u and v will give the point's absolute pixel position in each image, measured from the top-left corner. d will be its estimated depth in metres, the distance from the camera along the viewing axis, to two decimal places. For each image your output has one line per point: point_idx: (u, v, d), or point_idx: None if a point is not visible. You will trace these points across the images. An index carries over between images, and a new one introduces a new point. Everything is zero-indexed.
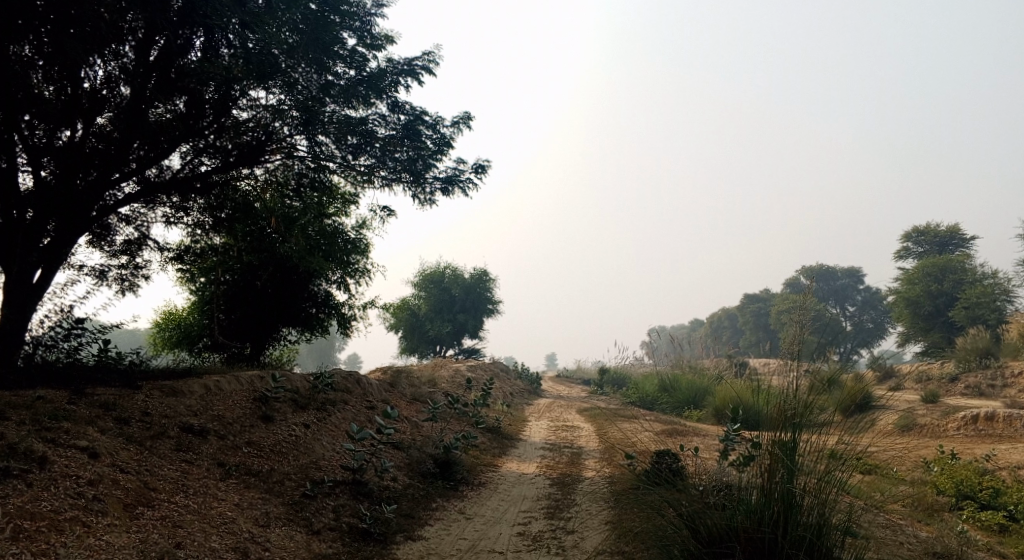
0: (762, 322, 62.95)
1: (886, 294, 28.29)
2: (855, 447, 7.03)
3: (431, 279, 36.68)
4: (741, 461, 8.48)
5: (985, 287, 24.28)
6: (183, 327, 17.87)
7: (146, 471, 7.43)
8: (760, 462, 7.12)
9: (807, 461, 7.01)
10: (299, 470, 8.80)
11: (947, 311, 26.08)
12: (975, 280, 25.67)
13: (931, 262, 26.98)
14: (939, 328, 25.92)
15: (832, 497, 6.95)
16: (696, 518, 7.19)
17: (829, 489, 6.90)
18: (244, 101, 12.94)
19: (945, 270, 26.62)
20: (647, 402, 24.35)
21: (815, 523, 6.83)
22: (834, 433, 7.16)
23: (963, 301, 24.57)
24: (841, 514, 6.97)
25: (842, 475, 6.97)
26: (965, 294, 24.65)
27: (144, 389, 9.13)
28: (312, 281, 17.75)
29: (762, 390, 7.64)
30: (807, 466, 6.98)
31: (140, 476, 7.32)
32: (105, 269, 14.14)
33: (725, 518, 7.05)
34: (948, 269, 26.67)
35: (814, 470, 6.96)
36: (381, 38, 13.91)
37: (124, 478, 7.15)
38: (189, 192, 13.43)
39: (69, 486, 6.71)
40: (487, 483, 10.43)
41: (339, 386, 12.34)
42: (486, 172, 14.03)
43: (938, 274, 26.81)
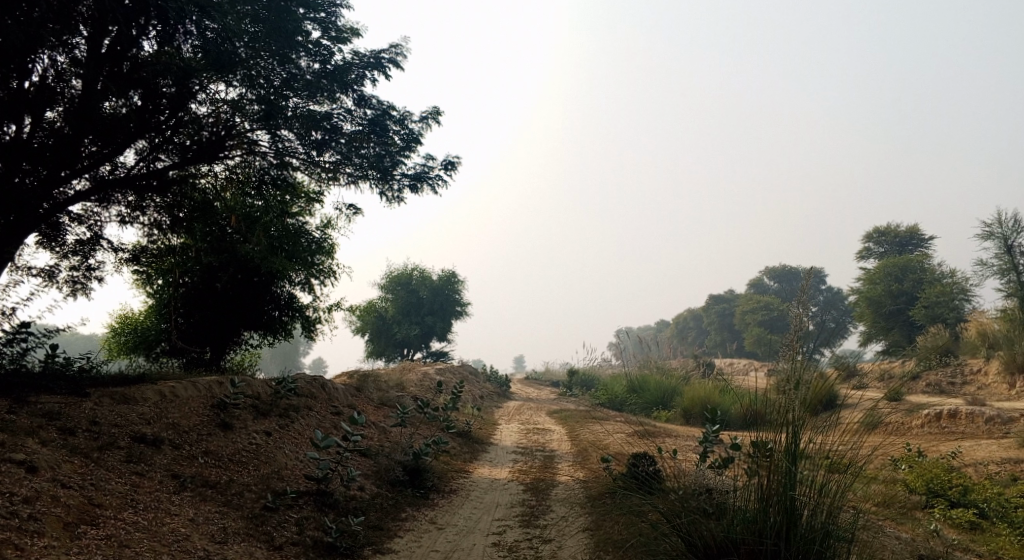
0: (728, 323, 63.42)
1: (848, 294, 28.51)
2: (848, 452, 6.86)
3: (398, 281, 36.22)
4: (723, 464, 8.26)
5: (945, 286, 24.56)
6: (140, 332, 17.16)
7: (91, 485, 6.93)
8: (756, 472, 6.90)
9: (808, 470, 6.77)
10: (260, 480, 8.35)
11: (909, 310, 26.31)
12: (935, 279, 25.98)
13: (892, 262, 27.28)
14: (900, 328, 26.16)
15: (833, 507, 6.74)
16: (688, 527, 7.00)
17: (830, 498, 6.70)
18: (203, 94, 12.39)
19: (905, 270, 26.93)
20: (617, 403, 24.18)
21: (818, 535, 6.62)
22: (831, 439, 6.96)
23: (923, 301, 24.83)
24: (846, 525, 6.75)
25: (839, 482, 6.75)
26: (925, 293, 24.90)
27: (93, 397, 8.59)
28: (275, 283, 17.18)
29: (755, 395, 7.38)
30: (809, 475, 6.75)
31: (84, 490, 6.81)
32: (55, 270, 13.50)
33: (722, 529, 6.83)
34: (907, 269, 26.98)
35: (815, 480, 6.74)
36: (346, 31, 13.46)
37: (66, 494, 6.64)
38: (145, 191, 12.83)
39: (2, 504, 6.20)
40: (458, 490, 10.07)
41: (303, 391, 11.88)
42: (455, 169, 13.69)
43: (899, 274, 27.13)
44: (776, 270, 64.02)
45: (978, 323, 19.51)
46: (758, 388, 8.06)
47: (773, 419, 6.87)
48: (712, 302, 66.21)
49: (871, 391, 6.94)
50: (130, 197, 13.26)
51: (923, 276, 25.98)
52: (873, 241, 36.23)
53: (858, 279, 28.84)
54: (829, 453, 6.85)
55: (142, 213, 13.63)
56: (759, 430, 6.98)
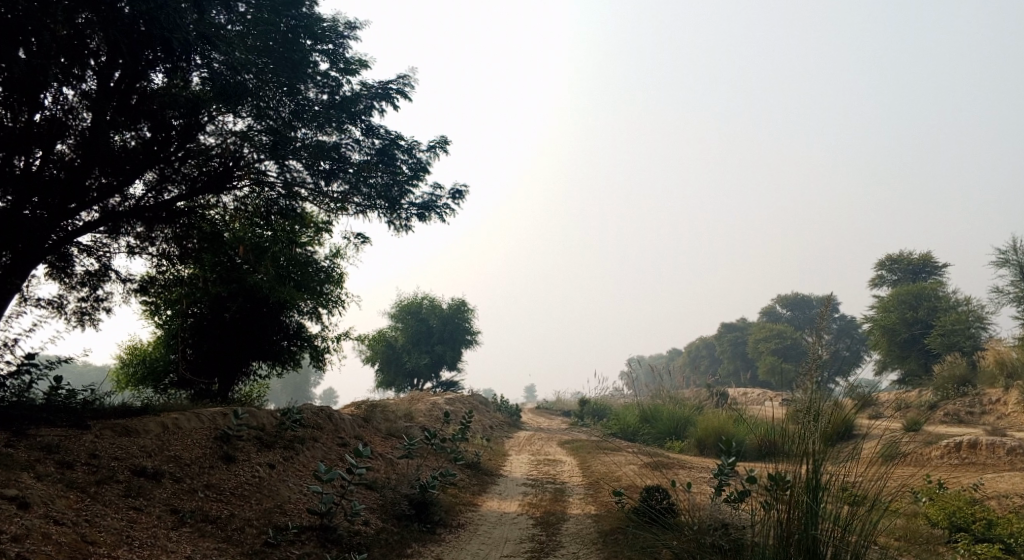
0: (741, 351, 62.85)
1: (862, 322, 28.16)
2: (871, 487, 6.63)
3: (408, 310, 36.12)
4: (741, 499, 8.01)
5: (960, 314, 24.19)
6: (148, 363, 17.08)
7: (86, 522, 6.75)
8: (778, 509, 6.66)
9: (831, 507, 6.52)
10: (262, 515, 8.16)
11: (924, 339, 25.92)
12: (949, 308, 25.59)
13: (905, 289, 26.97)
14: (915, 357, 25.74)
15: (858, 546, 6.48)
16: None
17: (854, 536, 6.46)
18: (212, 126, 12.41)
19: (919, 298, 26.61)
20: (629, 433, 23.83)
21: None
22: (853, 472, 6.72)
23: (938, 329, 24.46)
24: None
25: (862, 519, 6.51)
26: (939, 322, 24.51)
27: (94, 429, 8.46)
28: (283, 313, 17.07)
29: (773, 428, 7.15)
30: (832, 513, 6.51)
31: (78, 527, 6.62)
32: (64, 301, 13.47)
33: None
34: (921, 297, 26.64)
35: (838, 517, 6.49)
36: (355, 62, 13.52)
37: (58, 531, 6.44)
38: (153, 222, 12.80)
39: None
40: (466, 524, 9.82)
41: (309, 422, 11.71)
42: (463, 198, 13.63)
43: (913, 302, 26.80)
44: (788, 298, 63.55)
45: (995, 352, 19.11)
46: (774, 420, 7.81)
47: (792, 452, 6.64)
48: (724, 330, 65.68)
49: (890, 423, 6.73)
50: (138, 228, 13.23)
51: (938, 304, 25.63)
52: (886, 268, 35.88)
53: (871, 307, 28.49)
54: (848, 486, 6.61)
55: (151, 243, 13.60)
56: (778, 465, 6.75)
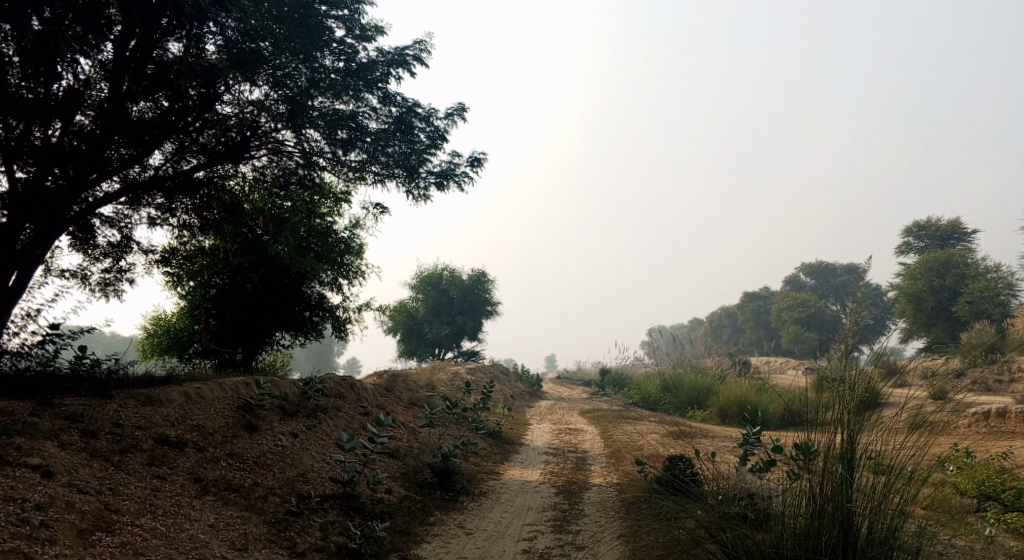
0: (763, 320, 62.38)
1: (888, 290, 27.72)
2: (899, 455, 6.48)
3: (428, 281, 36.18)
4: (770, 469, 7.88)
5: (989, 281, 23.69)
6: (173, 334, 17.21)
7: (109, 490, 6.79)
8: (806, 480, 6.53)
9: (860, 477, 6.39)
10: (285, 483, 8.18)
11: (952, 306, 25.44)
12: (978, 275, 25.03)
13: (933, 256, 26.42)
14: (940, 325, 25.33)
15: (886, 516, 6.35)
16: (737, 542, 6.67)
17: (884, 505, 6.32)
18: (230, 96, 12.28)
19: (947, 265, 26.07)
20: (650, 403, 23.77)
21: (872, 546, 6.25)
22: (881, 440, 6.57)
23: (966, 296, 24.01)
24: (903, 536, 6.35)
25: (893, 489, 6.37)
26: (968, 289, 23.96)
27: (118, 399, 8.51)
28: (304, 283, 17.08)
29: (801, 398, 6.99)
30: (861, 482, 6.37)
31: (101, 496, 6.67)
32: (87, 272, 13.56)
33: (769, 540, 6.48)
34: (950, 264, 26.09)
35: (868, 487, 6.36)
36: (371, 29, 13.30)
37: (81, 500, 6.48)
38: (173, 192, 12.76)
39: (12, 511, 6.00)
40: (488, 493, 9.81)
41: (332, 392, 11.74)
42: (483, 165, 13.45)
43: (941, 269, 26.29)
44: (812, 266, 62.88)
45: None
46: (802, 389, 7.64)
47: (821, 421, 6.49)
48: (746, 299, 65.15)
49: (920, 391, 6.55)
50: (159, 199, 13.22)
51: (967, 271, 25.12)
52: (913, 235, 35.23)
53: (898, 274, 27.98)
54: (872, 454, 6.48)
55: (172, 215, 13.60)
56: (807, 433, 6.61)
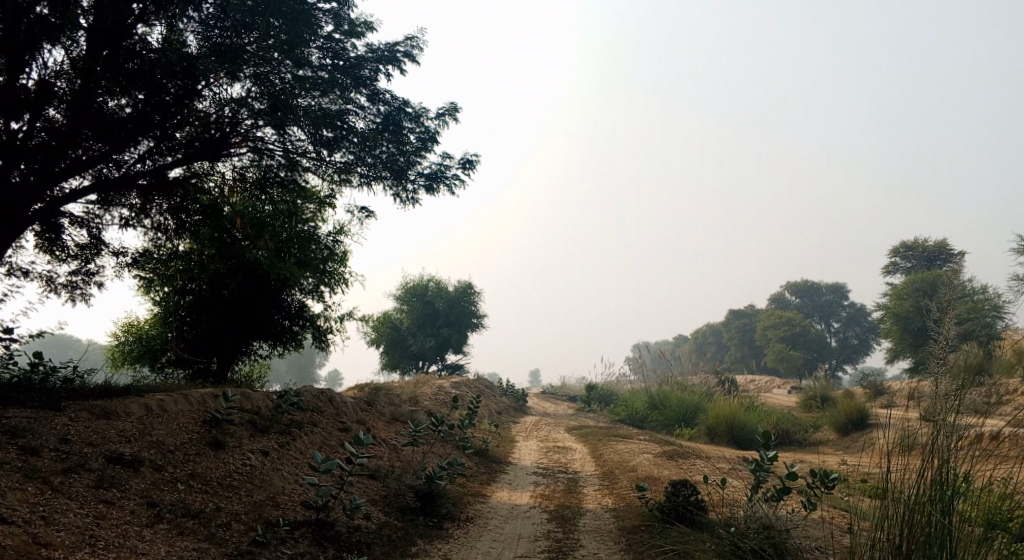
0: (748, 338, 62.03)
1: (874, 311, 29.82)
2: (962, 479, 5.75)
3: (413, 291, 35.47)
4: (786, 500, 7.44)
5: None
6: (145, 342, 16.32)
7: (40, 520, 6.02)
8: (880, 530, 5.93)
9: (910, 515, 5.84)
10: (252, 508, 7.44)
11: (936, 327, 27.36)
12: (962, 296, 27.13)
13: (920, 279, 28.83)
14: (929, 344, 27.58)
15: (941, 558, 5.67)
16: None
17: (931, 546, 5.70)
18: (210, 94, 11.47)
19: (933, 287, 28.34)
20: (637, 420, 23.18)
21: None
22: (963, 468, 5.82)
23: None
24: None
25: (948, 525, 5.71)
26: None
27: (69, 411, 7.74)
28: (285, 291, 16.26)
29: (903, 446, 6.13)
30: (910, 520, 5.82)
31: (29, 527, 5.89)
32: (52, 274, 12.76)
33: None
34: (935, 286, 28.39)
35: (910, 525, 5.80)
36: (360, 24, 12.64)
37: (3, 534, 5.68)
38: (149, 191, 11.92)
39: None
40: (475, 519, 9.08)
41: (308, 405, 11.00)
42: (474, 168, 12.79)
43: (927, 290, 28.60)
44: (798, 285, 63.09)
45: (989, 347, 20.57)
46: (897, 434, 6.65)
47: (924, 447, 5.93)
48: (732, 317, 64.82)
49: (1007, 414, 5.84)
50: (133, 199, 12.39)
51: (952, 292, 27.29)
52: (900, 255, 35.08)
53: (885, 296, 29.96)
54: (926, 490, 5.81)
55: (146, 216, 12.73)
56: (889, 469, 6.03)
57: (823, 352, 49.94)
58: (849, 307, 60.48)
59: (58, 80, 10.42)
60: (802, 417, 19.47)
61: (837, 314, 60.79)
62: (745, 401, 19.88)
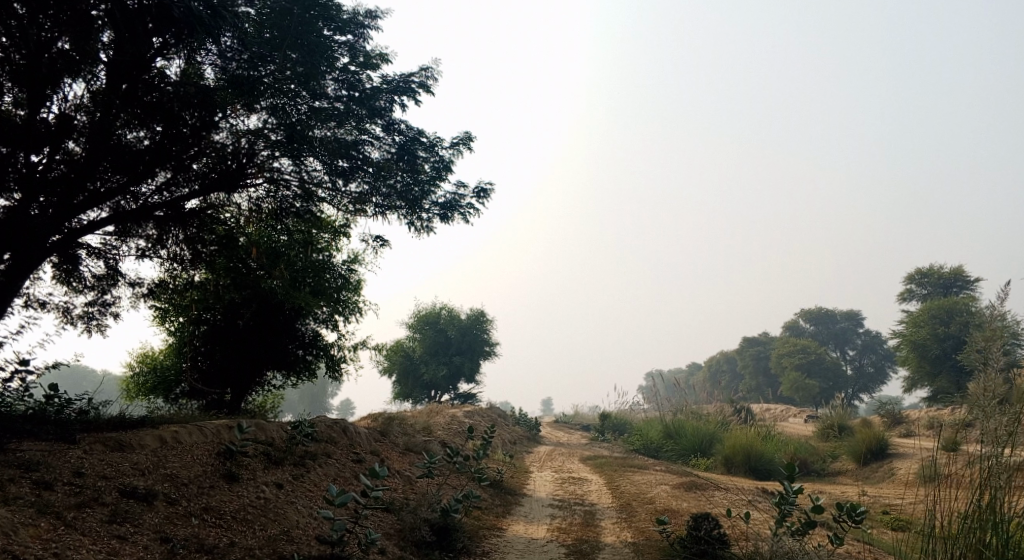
0: (763, 366, 61.48)
1: (891, 338, 29.54)
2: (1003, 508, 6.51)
3: (426, 320, 35.48)
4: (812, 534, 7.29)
5: None
6: (159, 373, 16.31)
7: (53, 556, 5.97)
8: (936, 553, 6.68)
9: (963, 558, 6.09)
10: (266, 543, 7.33)
11: (955, 355, 27.06)
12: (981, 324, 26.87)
13: (937, 305, 28.58)
14: (948, 372, 27.18)
15: None
16: None
17: None
18: (226, 125, 11.52)
19: (951, 313, 28.10)
20: (653, 450, 22.89)
21: None
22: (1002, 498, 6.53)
23: None
24: None
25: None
26: None
27: (83, 443, 7.70)
28: (299, 320, 16.24)
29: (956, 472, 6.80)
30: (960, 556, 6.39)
31: None
32: (69, 305, 12.81)
33: None
34: (953, 312, 28.14)
35: None
36: (375, 56, 12.76)
37: None
38: (166, 222, 11.90)
39: None
40: (491, 553, 8.92)
41: (322, 436, 10.91)
42: (488, 197, 12.81)
43: (944, 317, 28.31)
44: (812, 312, 62.60)
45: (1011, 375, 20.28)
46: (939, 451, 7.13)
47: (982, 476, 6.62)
48: (746, 344, 64.33)
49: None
50: (150, 230, 12.40)
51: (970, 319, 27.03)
52: (915, 282, 34.81)
53: (901, 323, 29.73)
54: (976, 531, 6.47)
55: (162, 247, 12.70)
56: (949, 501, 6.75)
57: (839, 380, 49.39)
58: (864, 334, 59.90)
59: (78, 113, 10.51)
60: (820, 447, 19.16)
61: (853, 341, 60.20)
62: (762, 430, 19.62)
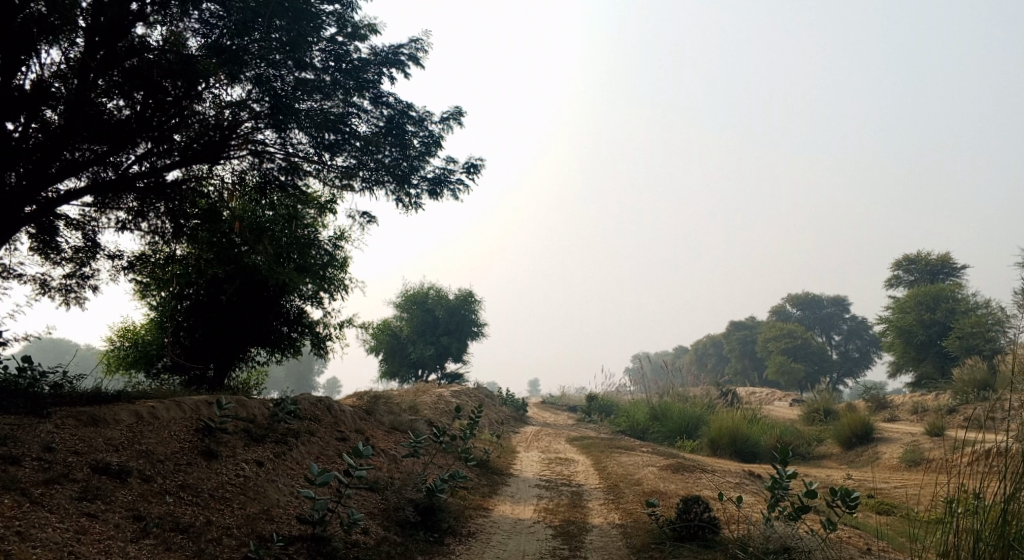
0: (750, 350, 61.68)
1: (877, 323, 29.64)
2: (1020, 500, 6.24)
3: (414, 299, 35.11)
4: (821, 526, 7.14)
5: (978, 316, 24.86)
6: (141, 347, 15.98)
7: (16, 535, 5.77)
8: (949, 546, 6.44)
9: None
10: (245, 522, 7.12)
11: (940, 340, 27.16)
12: (967, 310, 26.98)
13: (924, 291, 28.62)
14: (933, 358, 27.22)
15: None
16: None
17: None
18: (209, 95, 11.16)
19: (937, 299, 28.17)
20: (638, 431, 22.79)
21: None
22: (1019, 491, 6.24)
23: (956, 331, 25.21)
24: None
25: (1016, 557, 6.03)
26: (958, 323, 25.27)
27: (55, 417, 7.43)
28: (284, 297, 15.95)
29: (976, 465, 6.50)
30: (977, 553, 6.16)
31: (3, 543, 5.65)
32: (46, 277, 12.47)
33: None
34: (939, 298, 28.21)
35: None
36: (364, 26, 12.38)
37: None
38: (146, 194, 11.52)
39: None
40: (477, 534, 8.76)
41: (305, 413, 10.65)
42: (478, 173, 12.51)
43: (930, 302, 28.37)
44: (798, 297, 62.92)
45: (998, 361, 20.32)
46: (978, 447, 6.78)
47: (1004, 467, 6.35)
48: (733, 328, 64.50)
49: None
50: (131, 202, 12.05)
51: (955, 305, 27.14)
52: (902, 268, 34.84)
53: (887, 308, 29.82)
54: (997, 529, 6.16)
55: (143, 220, 12.36)
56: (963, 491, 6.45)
57: (824, 365, 49.65)
58: (850, 320, 60.11)
59: (55, 80, 10.13)
60: (806, 430, 19.14)
61: (838, 326, 60.46)
62: (749, 413, 19.57)
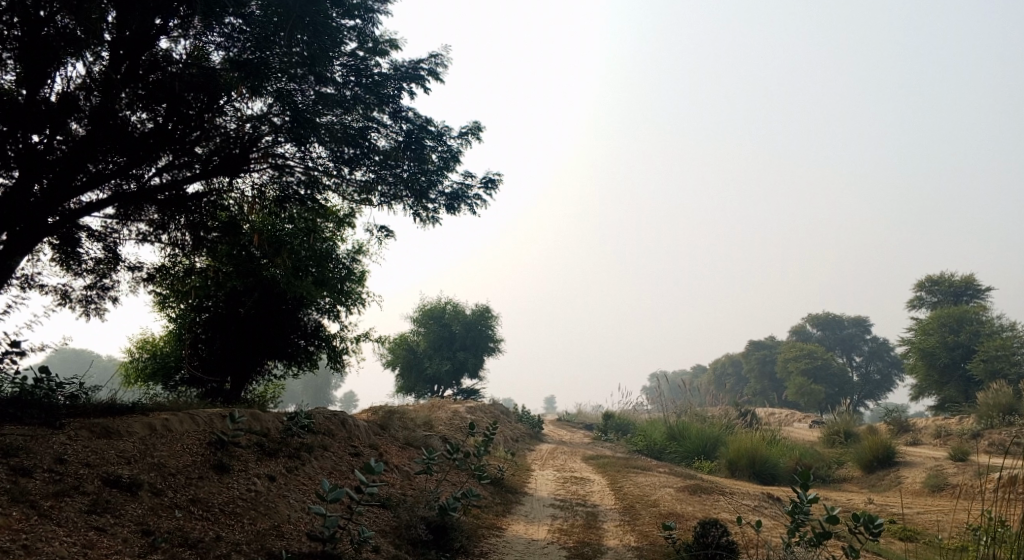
0: (769, 370, 61.00)
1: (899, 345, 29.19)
2: None
3: (431, 314, 35.09)
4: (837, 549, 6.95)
5: (1004, 340, 24.39)
6: (159, 359, 16.04)
7: (22, 550, 5.82)
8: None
9: None
10: (255, 538, 7.05)
11: (964, 363, 26.67)
12: (991, 333, 26.50)
13: (947, 312, 28.18)
14: (956, 381, 26.74)
15: None
16: None
17: None
18: (231, 109, 11.22)
19: (961, 321, 27.71)
20: (654, 451, 22.25)
21: None
22: None
23: (981, 354, 24.75)
24: None
25: None
26: (982, 346, 24.82)
27: (68, 429, 7.43)
28: (301, 310, 15.97)
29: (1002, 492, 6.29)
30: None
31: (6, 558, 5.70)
32: (67, 288, 12.56)
33: None
34: (963, 320, 27.74)
35: None
36: (385, 42, 12.43)
37: None
38: (167, 207, 11.57)
39: None
40: (490, 554, 8.64)
41: (319, 428, 10.59)
42: (496, 188, 12.48)
43: (954, 324, 27.91)
44: (819, 317, 62.24)
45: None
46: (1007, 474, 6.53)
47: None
48: (753, 348, 63.87)
49: None
50: (152, 214, 12.13)
51: (979, 328, 26.67)
52: (925, 289, 34.35)
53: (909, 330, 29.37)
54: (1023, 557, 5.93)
55: (164, 232, 12.43)
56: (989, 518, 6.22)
57: (845, 387, 48.97)
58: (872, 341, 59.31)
59: (80, 93, 10.23)
60: (827, 453, 18.81)
61: (860, 347, 59.67)
62: (768, 435, 19.27)
